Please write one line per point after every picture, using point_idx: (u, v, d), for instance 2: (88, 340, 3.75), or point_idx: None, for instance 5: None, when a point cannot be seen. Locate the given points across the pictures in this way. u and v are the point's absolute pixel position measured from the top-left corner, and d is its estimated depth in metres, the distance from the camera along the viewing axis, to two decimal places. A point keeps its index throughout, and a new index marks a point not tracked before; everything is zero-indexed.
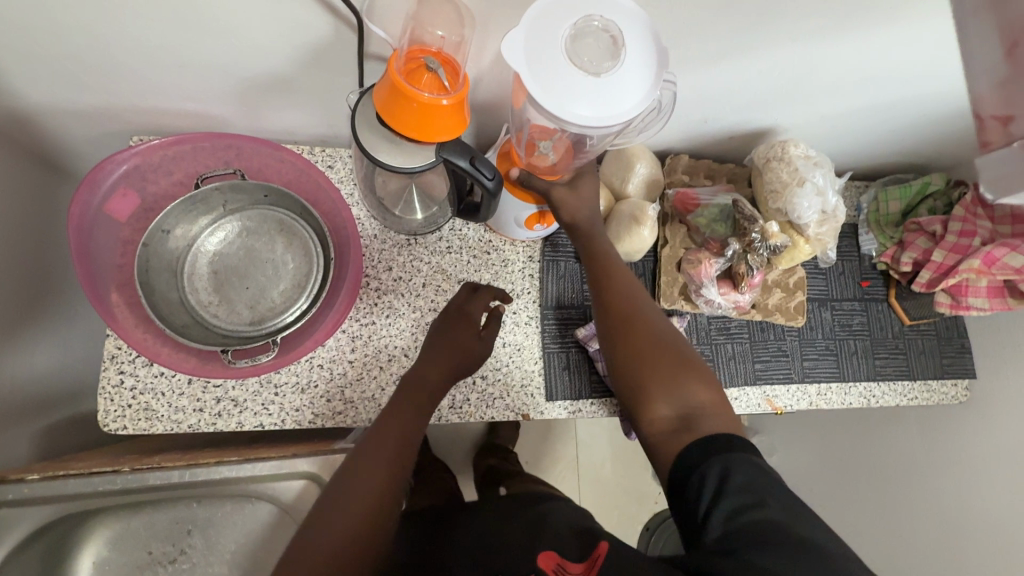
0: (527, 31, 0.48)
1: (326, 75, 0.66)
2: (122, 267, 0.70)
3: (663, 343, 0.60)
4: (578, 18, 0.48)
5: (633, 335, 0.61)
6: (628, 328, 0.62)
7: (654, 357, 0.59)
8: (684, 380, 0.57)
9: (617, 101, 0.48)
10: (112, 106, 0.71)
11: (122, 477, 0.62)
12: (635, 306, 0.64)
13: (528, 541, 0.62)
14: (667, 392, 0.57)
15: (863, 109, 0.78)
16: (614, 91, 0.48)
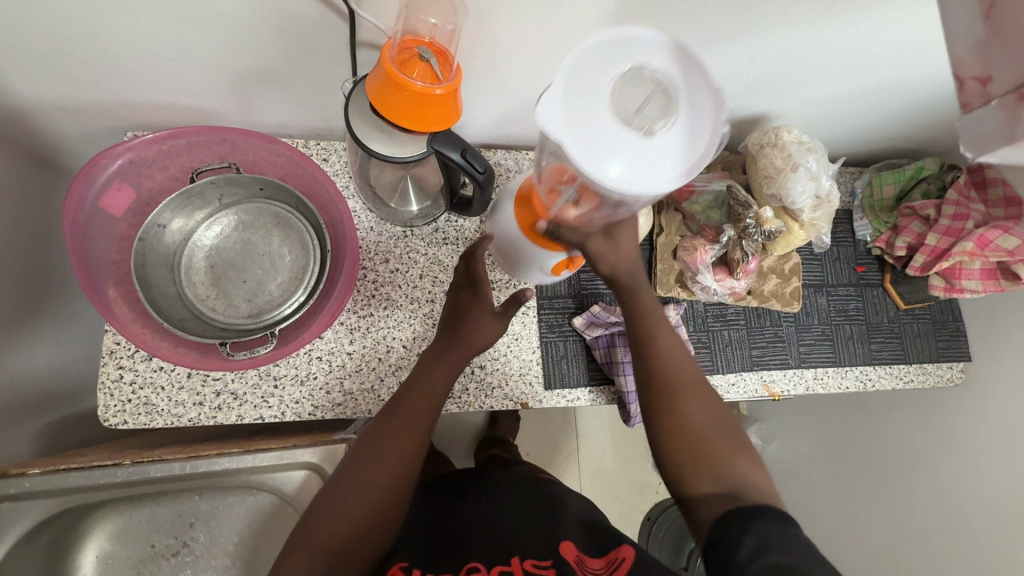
0: (563, 81, 0.41)
1: (318, 66, 0.66)
2: (119, 262, 0.70)
3: (709, 415, 0.57)
4: (631, 64, 0.41)
5: (678, 404, 0.58)
6: (671, 394, 0.59)
7: (700, 429, 0.57)
8: (730, 457, 0.55)
9: (655, 172, 0.40)
10: (105, 102, 0.71)
11: (123, 470, 0.62)
12: (678, 368, 0.60)
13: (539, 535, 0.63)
14: (710, 464, 0.55)
15: (855, 94, 0.79)
16: (661, 159, 0.40)
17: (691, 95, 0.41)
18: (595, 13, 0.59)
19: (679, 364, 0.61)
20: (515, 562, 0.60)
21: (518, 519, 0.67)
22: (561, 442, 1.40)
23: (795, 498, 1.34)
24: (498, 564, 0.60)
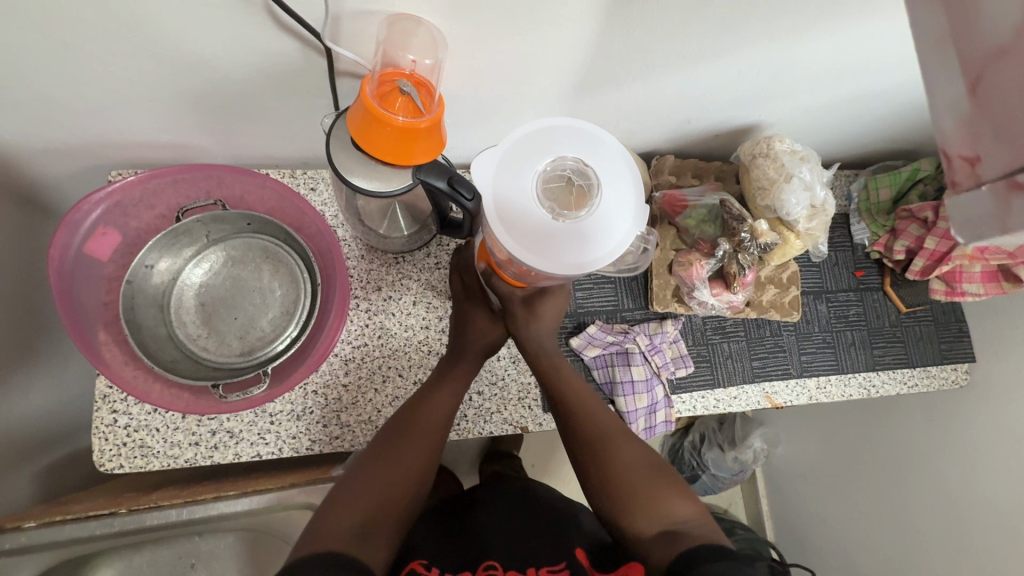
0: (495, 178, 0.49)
1: (300, 99, 0.65)
2: (108, 305, 0.69)
3: (637, 460, 0.62)
4: (551, 158, 0.49)
5: (605, 450, 0.63)
6: (598, 442, 0.63)
7: (631, 470, 0.61)
8: (662, 498, 0.58)
9: (589, 245, 0.48)
10: (87, 143, 0.71)
11: (119, 519, 0.61)
12: (601, 420, 0.66)
13: (551, 543, 0.63)
14: (647, 509, 0.57)
15: (847, 101, 0.78)
16: (597, 230, 0.48)
17: (610, 179, 0.49)
18: (577, 36, 0.58)
19: (601, 416, 0.66)
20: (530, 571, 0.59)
21: (528, 527, 0.67)
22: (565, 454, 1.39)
23: (803, 502, 1.33)
24: (513, 569, 0.60)
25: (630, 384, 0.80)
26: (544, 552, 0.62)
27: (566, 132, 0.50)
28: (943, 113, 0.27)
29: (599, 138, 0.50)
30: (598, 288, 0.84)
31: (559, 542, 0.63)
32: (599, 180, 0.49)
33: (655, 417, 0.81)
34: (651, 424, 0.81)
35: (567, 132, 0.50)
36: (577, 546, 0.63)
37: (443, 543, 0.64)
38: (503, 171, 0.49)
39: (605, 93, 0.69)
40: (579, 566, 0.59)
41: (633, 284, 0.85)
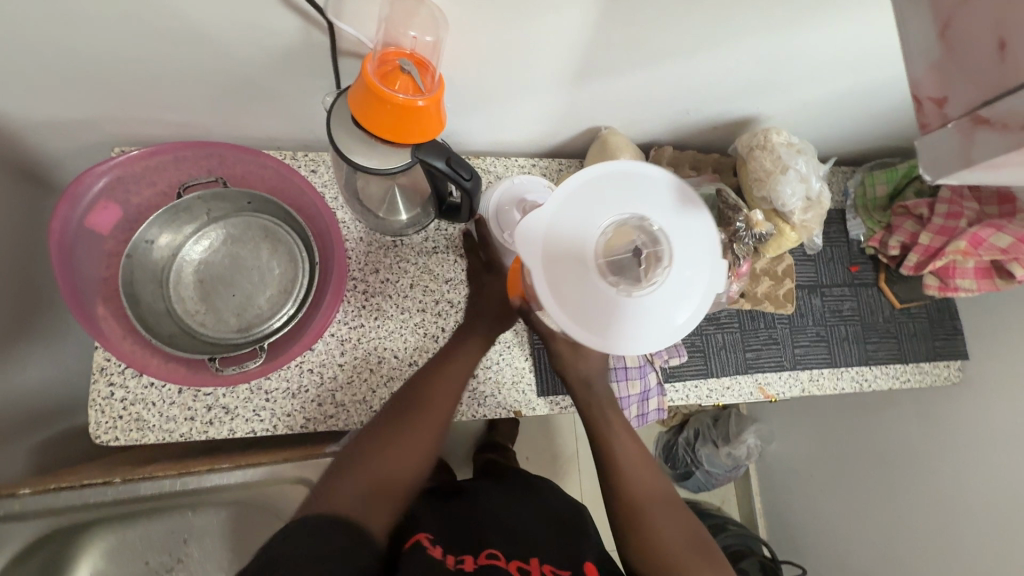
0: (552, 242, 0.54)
1: (302, 79, 0.66)
2: (108, 280, 0.70)
3: (675, 535, 0.58)
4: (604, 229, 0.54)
5: (648, 519, 0.59)
6: (633, 511, 0.60)
7: (679, 548, 0.57)
8: (697, 575, 0.55)
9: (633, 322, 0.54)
10: (91, 119, 0.72)
11: (114, 488, 0.61)
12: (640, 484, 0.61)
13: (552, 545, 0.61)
14: None
15: (844, 95, 0.78)
16: (642, 310, 0.54)
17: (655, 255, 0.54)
18: (577, 21, 0.58)
19: (646, 478, 0.62)
20: (534, 562, 0.57)
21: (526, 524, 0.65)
22: (559, 447, 1.39)
23: (796, 500, 1.33)
24: (517, 557, 0.58)
25: (622, 371, 0.80)
26: (549, 550, 0.60)
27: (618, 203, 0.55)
28: (915, 58, 0.29)
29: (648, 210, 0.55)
30: None
31: (569, 547, 0.61)
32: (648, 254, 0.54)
33: (647, 404, 0.82)
34: (643, 411, 0.82)
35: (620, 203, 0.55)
36: (586, 555, 0.60)
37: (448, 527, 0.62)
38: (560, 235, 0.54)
39: (604, 80, 0.70)
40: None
41: None
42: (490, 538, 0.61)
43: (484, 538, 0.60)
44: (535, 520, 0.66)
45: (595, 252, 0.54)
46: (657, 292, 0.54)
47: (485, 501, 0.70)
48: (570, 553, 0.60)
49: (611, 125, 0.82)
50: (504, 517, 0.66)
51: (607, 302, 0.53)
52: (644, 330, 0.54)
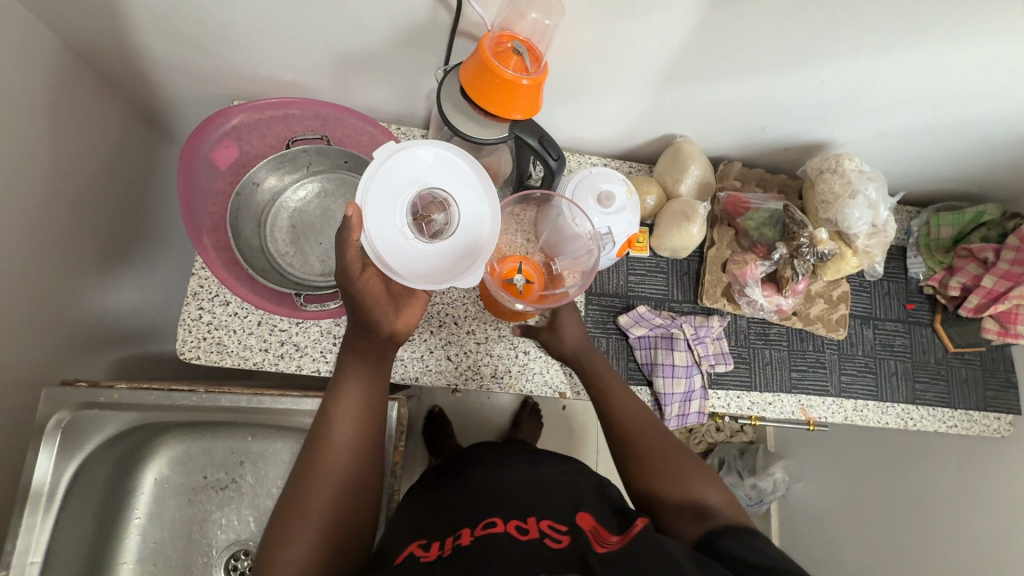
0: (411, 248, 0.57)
1: (415, 54, 0.73)
2: (213, 214, 0.77)
3: (658, 447, 0.64)
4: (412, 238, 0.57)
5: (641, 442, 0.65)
6: (628, 440, 0.66)
7: (672, 469, 0.61)
8: (687, 480, 0.60)
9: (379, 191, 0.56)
10: (222, 70, 0.80)
11: (197, 395, 0.68)
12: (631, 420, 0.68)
13: (564, 508, 0.59)
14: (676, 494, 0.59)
15: (920, 129, 0.81)
16: (386, 183, 0.56)
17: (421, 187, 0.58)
18: (677, 25, 0.63)
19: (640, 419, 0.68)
20: (532, 521, 0.56)
21: (524, 489, 0.64)
22: (580, 453, 1.40)
23: (817, 544, 1.30)
24: (514, 519, 0.57)
25: (670, 367, 0.83)
26: (550, 510, 0.59)
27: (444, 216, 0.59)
28: None
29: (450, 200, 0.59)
30: (650, 275, 0.88)
31: (568, 506, 0.60)
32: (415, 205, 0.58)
33: (690, 406, 0.83)
34: (684, 412, 0.84)
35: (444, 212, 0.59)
36: (585, 513, 0.59)
37: (442, 519, 0.61)
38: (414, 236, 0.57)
39: (689, 86, 0.74)
40: (581, 530, 0.55)
41: (685, 277, 0.89)
42: (490, 511, 0.60)
43: (483, 513, 0.59)
44: (534, 485, 0.65)
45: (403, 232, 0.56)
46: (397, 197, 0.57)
47: (476, 478, 0.70)
48: (569, 510, 0.59)
49: (686, 135, 0.86)
50: (497, 486, 0.66)
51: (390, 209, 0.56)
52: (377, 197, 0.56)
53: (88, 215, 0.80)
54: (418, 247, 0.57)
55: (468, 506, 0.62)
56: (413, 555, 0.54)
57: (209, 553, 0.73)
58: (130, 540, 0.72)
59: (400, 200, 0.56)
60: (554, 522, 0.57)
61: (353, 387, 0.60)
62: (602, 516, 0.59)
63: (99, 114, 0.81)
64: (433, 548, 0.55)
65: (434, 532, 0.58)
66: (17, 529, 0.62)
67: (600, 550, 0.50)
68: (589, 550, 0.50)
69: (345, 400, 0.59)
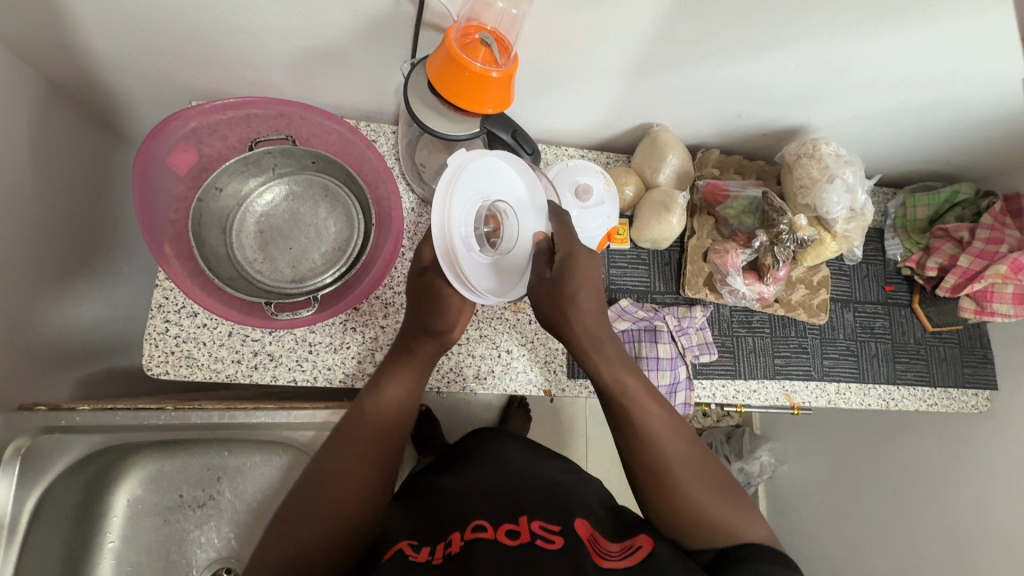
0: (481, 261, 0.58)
1: (380, 48, 0.70)
2: (175, 223, 0.73)
3: (682, 455, 0.58)
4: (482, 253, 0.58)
5: (654, 436, 0.58)
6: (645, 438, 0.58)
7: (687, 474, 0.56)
8: (719, 499, 0.56)
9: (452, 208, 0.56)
10: (177, 70, 0.76)
11: (165, 415, 0.65)
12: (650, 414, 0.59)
13: (556, 510, 0.58)
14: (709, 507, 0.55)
15: (896, 111, 0.80)
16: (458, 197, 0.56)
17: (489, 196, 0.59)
18: (650, 11, 0.61)
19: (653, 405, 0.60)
20: (523, 521, 0.55)
21: (519, 491, 0.62)
22: (569, 445, 1.39)
23: (803, 522, 1.32)
24: (504, 522, 0.55)
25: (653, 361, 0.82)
26: (539, 511, 0.58)
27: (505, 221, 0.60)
28: None
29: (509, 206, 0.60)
30: (631, 267, 0.87)
31: (559, 506, 0.59)
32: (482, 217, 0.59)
33: (675, 397, 0.83)
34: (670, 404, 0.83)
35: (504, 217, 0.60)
36: (578, 514, 0.58)
37: (435, 518, 0.59)
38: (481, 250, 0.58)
39: (665, 74, 0.72)
40: (576, 534, 0.53)
41: (666, 268, 0.88)
42: (478, 511, 0.58)
43: (470, 515, 0.58)
44: (527, 487, 0.63)
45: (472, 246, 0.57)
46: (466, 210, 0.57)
47: (466, 476, 0.68)
48: (562, 510, 0.58)
49: (663, 123, 0.85)
50: (491, 487, 0.64)
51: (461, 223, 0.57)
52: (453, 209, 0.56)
53: (42, 228, 0.76)
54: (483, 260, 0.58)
55: (458, 505, 0.61)
56: (402, 553, 0.53)
57: (190, 571, 0.71)
58: (103, 561, 0.69)
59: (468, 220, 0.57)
60: (543, 522, 0.55)
61: (392, 387, 0.62)
62: (595, 521, 0.58)
63: (48, 119, 0.76)
64: (424, 551, 0.53)
65: (426, 530, 0.57)
66: None
67: (598, 563, 0.49)
68: (583, 556, 0.49)
69: (378, 399, 0.61)
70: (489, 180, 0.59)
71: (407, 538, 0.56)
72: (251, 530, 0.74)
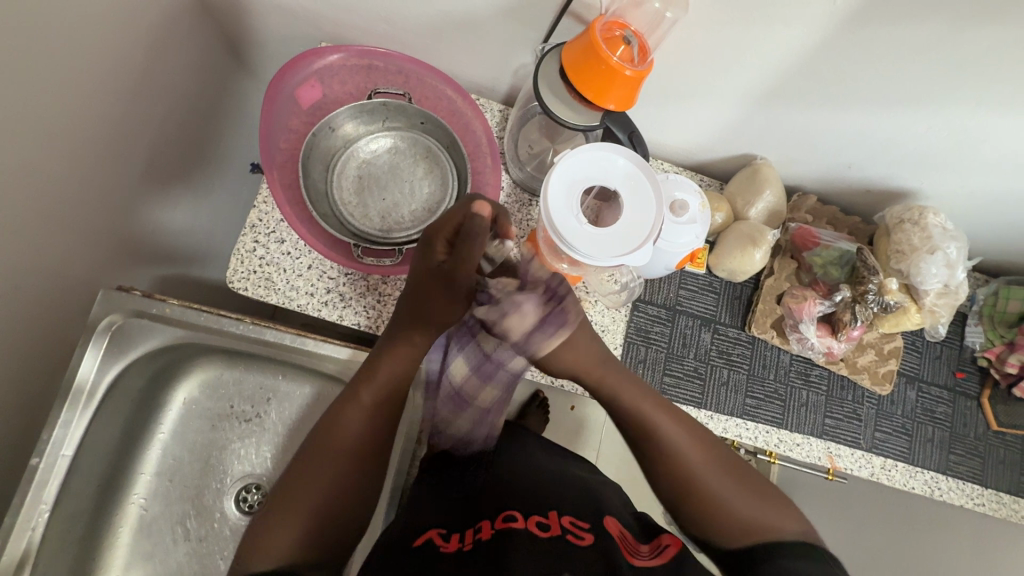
0: (569, 200, 0.64)
1: (516, 28, 0.71)
2: (284, 151, 0.77)
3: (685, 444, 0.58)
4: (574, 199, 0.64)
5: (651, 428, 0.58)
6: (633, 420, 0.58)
7: (706, 475, 0.56)
8: (712, 494, 0.55)
9: (566, 170, 0.64)
10: (318, 11, 0.79)
11: (243, 325, 0.69)
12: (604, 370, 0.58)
13: (591, 507, 0.60)
14: (706, 496, 0.55)
15: (1016, 195, 0.77)
16: (577, 165, 0.64)
17: (603, 164, 0.65)
18: (795, 41, 0.61)
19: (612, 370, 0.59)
20: (553, 516, 0.56)
21: (552, 484, 0.64)
22: None
23: None
24: (534, 515, 0.57)
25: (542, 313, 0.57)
26: (573, 507, 0.59)
27: (606, 180, 0.65)
28: None
29: (613, 173, 0.65)
30: (701, 293, 0.86)
31: (592, 505, 0.60)
32: (587, 178, 0.64)
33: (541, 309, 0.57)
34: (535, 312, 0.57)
35: (607, 179, 0.65)
36: (608, 514, 0.59)
37: (466, 507, 0.61)
38: (573, 194, 0.64)
39: (787, 108, 0.72)
40: (605, 531, 0.55)
41: (735, 301, 0.87)
42: (509, 503, 0.60)
43: (502, 505, 0.60)
44: (555, 483, 0.64)
45: (568, 198, 0.64)
46: (576, 172, 0.64)
47: (503, 462, 0.70)
48: (592, 509, 0.59)
49: (767, 157, 0.84)
50: (530, 474, 0.66)
51: (571, 183, 0.64)
52: (566, 174, 0.64)
53: (159, 129, 0.81)
54: (570, 205, 0.63)
55: (491, 493, 0.63)
56: (433, 542, 0.56)
57: (223, 480, 0.75)
58: (152, 451, 0.75)
59: (573, 181, 0.64)
60: (576, 518, 0.57)
61: (369, 398, 0.60)
62: (623, 521, 0.60)
63: (187, 30, 0.80)
64: (454, 539, 0.56)
65: (454, 518, 0.60)
66: (53, 421, 0.63)
67: (631, 561, 0.52)
68: (618, 554, 0.51)
69: (356, 408, 0.59)
70: (606, 167, 0.65)
71: (439, 526, 0.59)
72: (285, 454, 0.77)
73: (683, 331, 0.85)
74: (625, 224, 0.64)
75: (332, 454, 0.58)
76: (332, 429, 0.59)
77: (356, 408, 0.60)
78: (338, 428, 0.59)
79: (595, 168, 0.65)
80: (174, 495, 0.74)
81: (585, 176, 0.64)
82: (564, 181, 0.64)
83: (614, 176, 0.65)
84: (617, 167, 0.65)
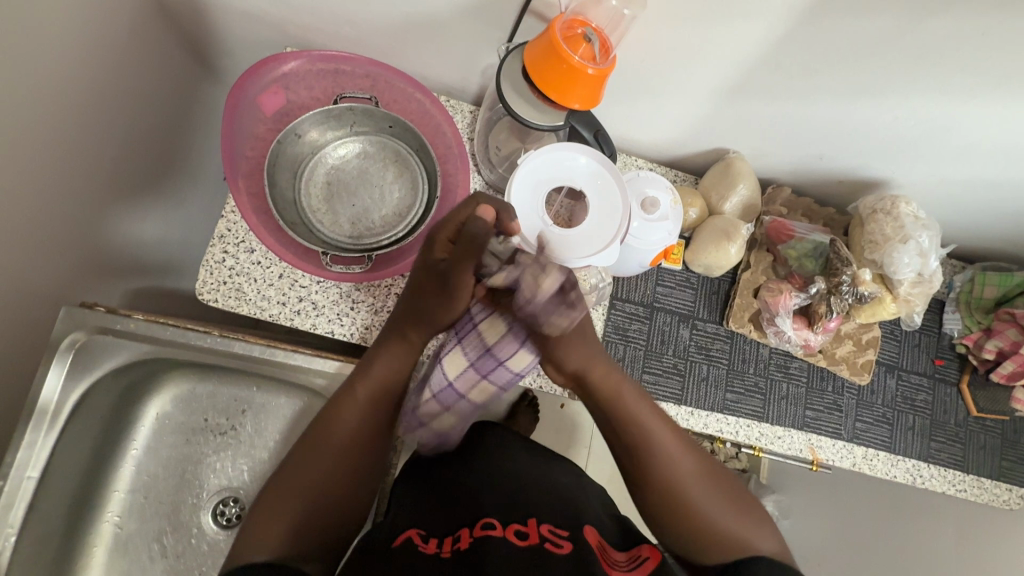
0: (533, 199, 0.65)
1: (480, 27, 0.70)
2: (250, 159, 0.76)
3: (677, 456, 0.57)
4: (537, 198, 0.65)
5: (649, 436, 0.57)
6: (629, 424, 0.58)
7: (697, 490, 0.56)
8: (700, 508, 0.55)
9: (531, 169, 0.65)
10: (281, 16, 0.78)
11: (211, 339, 0.68)
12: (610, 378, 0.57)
13: (568, 515, 0.59)
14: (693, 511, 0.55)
15: (986, 182, 0.77)
16: (541, 164, 0.65)
17: (567, 163, 0.65)
18: (757, 35, 0.60)
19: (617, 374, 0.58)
20: (531, 523, 0.56)
21: (530, 489, 0.63)
22: None
23: None
24: (513, 523, 0.56)
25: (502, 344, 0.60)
26: (551, 515, 0.58)
27: (571, 179, 0.65)
28: None
29: (578, 171, 0.65)
30: (679, 289, 0.86)
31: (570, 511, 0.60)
32: (551, 177, 0.65)
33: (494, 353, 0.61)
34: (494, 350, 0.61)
35: (571, 178, 0.65)
36: (586, 522, 0.59)
37: (444, 512, 0.61)
38: (537, 194, 0.65)
39: (755, 102, 0.71)
40: (582, 538, 0.54)
41: (713, 296, 0.87)
42: (488, 510, 0.59)
43: (479, 512, 0.59)
44: (535, 488, 0.64)
45: (533, 197, 0.65)
46: (542, 171, 0.65)
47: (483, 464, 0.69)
48: (570, 517, 0.59)
49: (739, 151, 0.83)
50: (509, 478, 0.66)
51: (536, 181, 0.65)
52: (530, 172, 0.65)
53: (124, 140, 0.79)
54: (534, 204, 0.64)
55: (470, 500, 0.62)
56: (411, 541, 0.55)
57: (199, 495, 0.75)
58: (125, 468, 0.74)
59: (537, 180, 0.65)
60: (554, 526, 0.56)
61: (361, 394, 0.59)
62: (601, 528, 0.59)
63: (148, 39, 0.79)
64: (432, 542, 0.55)
65: (434, 521, 0.59)
66: (18, 442, 0.62)
67: (609, 570, 0.51)
68: (595, 563, 0.51)
69: (351, 402, 0.58)
70: (570, 165, 0.65)
71: (419, 528, 0.58)
72: (262, 466, 0.76)
73: (662, 327, 0.84)
74: (590, 223, 0.64)
75: (323, 452, 0.56)
76: (324, 427, 0.58)
77: (349, 405, 0.58)
78: (329, 426, 0.57)
79: (559, 168, 0.65)
80: (149, 511, 0.73)
81: (549, 175, 0.65)
82: (529, 181, 0.65)
83: (580, 176, 0.65)
84: (582, 167, 0.65)
